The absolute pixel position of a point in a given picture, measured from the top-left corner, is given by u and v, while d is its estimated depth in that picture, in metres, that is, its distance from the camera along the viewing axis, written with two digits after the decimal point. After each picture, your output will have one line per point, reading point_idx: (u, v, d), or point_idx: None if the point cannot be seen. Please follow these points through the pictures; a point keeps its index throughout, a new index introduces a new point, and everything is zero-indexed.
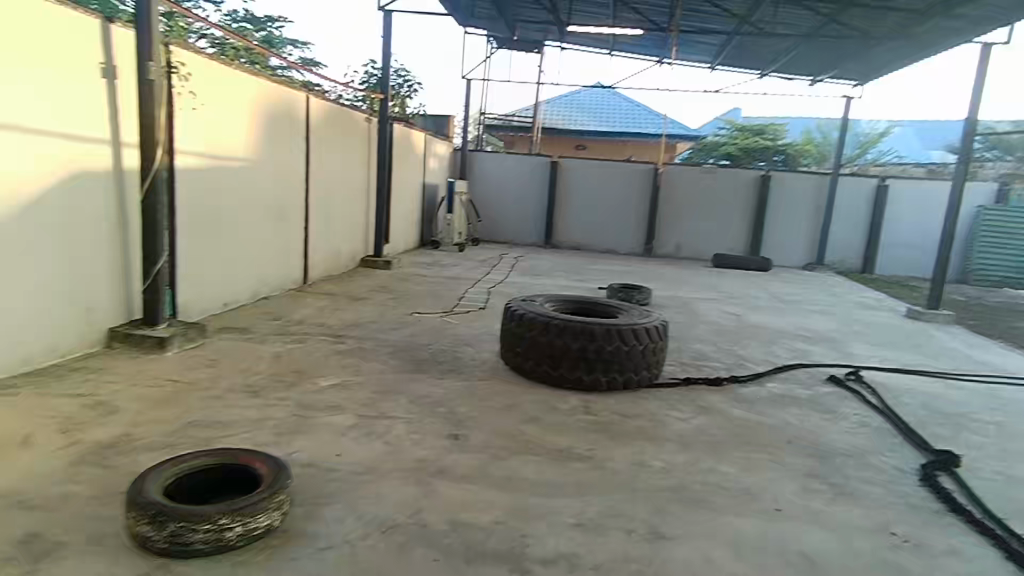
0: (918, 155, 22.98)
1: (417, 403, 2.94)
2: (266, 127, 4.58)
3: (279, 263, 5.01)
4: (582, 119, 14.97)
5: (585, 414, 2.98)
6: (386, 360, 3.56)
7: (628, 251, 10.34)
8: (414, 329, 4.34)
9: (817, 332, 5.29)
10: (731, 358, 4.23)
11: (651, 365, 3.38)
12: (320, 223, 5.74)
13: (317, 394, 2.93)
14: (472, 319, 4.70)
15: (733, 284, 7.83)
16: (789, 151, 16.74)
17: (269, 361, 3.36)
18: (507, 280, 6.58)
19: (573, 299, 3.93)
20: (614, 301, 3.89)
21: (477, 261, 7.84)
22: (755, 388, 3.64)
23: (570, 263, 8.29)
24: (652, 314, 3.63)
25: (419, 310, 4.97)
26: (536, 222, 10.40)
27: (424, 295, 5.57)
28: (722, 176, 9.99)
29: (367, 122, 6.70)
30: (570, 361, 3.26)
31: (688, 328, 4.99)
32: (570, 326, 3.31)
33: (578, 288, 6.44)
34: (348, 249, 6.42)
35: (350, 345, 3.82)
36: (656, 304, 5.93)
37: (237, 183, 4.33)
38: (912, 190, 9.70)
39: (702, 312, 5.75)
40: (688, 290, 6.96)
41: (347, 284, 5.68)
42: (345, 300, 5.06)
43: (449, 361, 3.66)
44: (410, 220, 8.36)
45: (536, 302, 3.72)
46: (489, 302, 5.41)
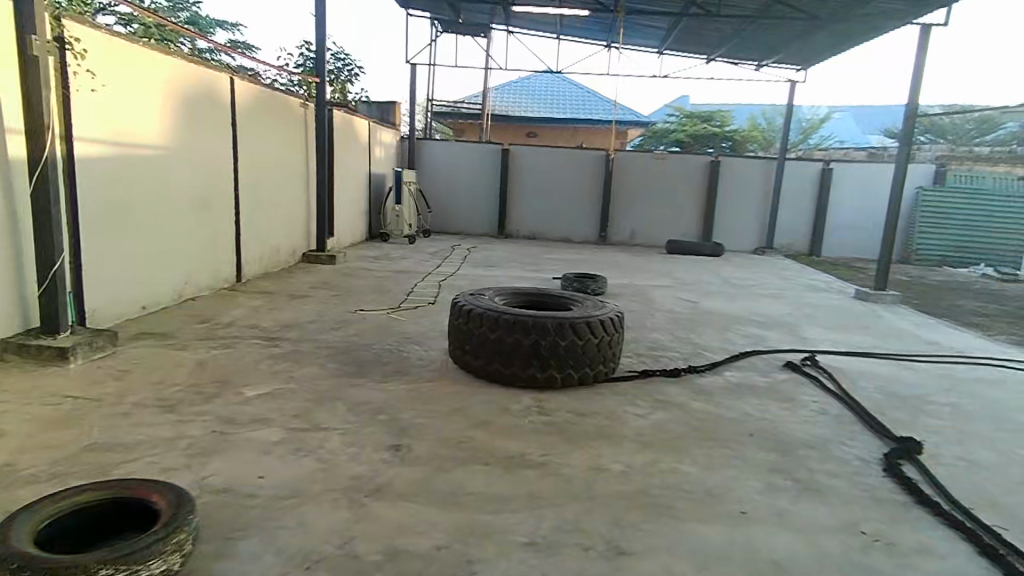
0: (857, 139, 23.72)
1: (355, 411, 2.68)
2: (180, 112, 4.22)
3: (207, 261, 4.64)
4: (532, 105, 14.76)
5: (538, 415, 2.79)
6: (323, 364, 3.28)
7: (582, 239, 10.22)
8: (356, 328, 4.06)
9: (772, 317, 5.26)
10: (688, 347, 4.12)
11: (607, 359, 3.22)
12: (255, 216, 5.37)
13: (242, 406, 2.64)
14: (420, 315, 4.45)
15: (687, 270, 7.80)
16: (736, 137, 16.96)
17: (189, 370, 3.04)
18: (458, 272, 6.34)
19: (524, 290, 3.72)
20: (567, 291, 3.71)
21: (427, 253, 7.56)
22: (714, 378, 3.52)
23: (523, 253, 8.10)
24: (607, 304, 3.46)
25: (364, 307, 4.68)
26: (489, 212, 10.16)
27: (370, 290, 5.27)
28: (673, 161, 9.96)
29: (304, 108, 6.33)
30: (521, 359, 3.06)
31: (643, 317, 4.87)
32: (521, 321, 3.10)
33: (531, 278, 6.25)
34: (289, 244, 6.06)
35: (284, 348, 3.51)
36: (611, 292, 5.80)
37: (150, 173, 3.97)
38: (855, 173, 9.89)
39: (658, 299, 5.64)
40: (643, 278, 6.86)
41: (287, 281, 5.33)
42: (283, 299, 4.73)
43: (393, 362, 3.40)
44: (356, 211, 7.99)
45: (484, 295, 3.50)
46: (438, 296, 5.16)
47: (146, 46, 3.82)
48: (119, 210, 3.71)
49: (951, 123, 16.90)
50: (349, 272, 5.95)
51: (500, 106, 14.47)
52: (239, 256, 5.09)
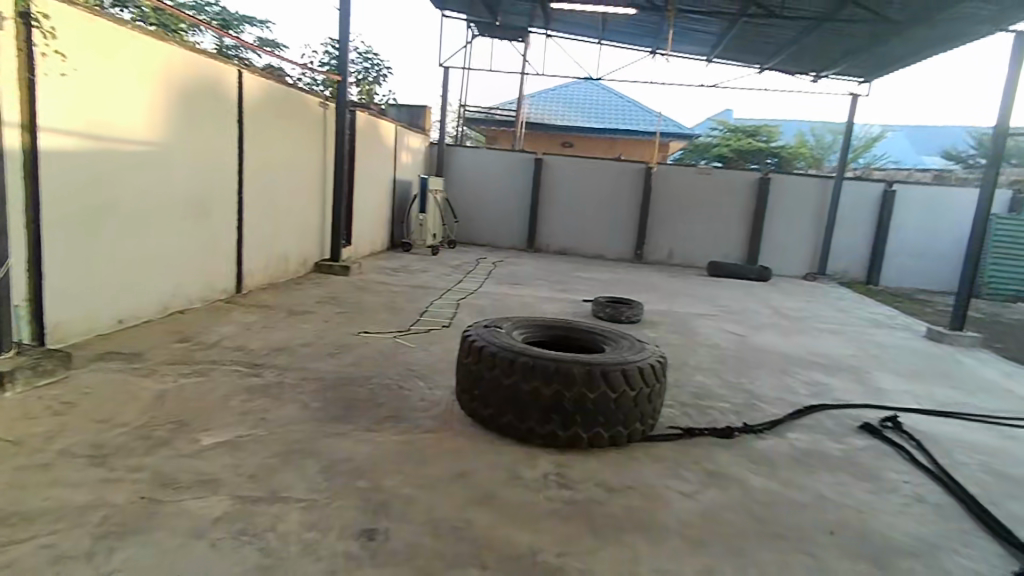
0: (913, 160, 22.49)
1: (328, 473, 2.15)
2: (175, 105, 3.80)
3: (200, 271, 4.19)
4: (570, 114, 14.22)
5: (557, 489, 2.22)
6: (308, 403, 2.77)
7: (617, 256, 9.60)
8: (356, 355, 3.55)
9: (835, 360, 4.57)
10: (740, 397, 3.48)
11: (645, 417, 2.63)
12: (261, 223, 4.92)
13: (191, 462, 2.14)
14: (431, 342, 3.93)
15: (731, 296, 7.12)
16: (783, 154, 16.11)
17: (145, 406, 2.56)
18: (481, 290, 5.81)
19: (547, 322, 3.17)
20: (600, 326, 3.13)
21: (450, 266, 7.05)
22: (775, 441, 2.90)
23: (553, 270, 7.53)
24: (648, 346, 2.87)
25: (370, 328, 4.18)
26: (519, 224, 9.64)
27: (381, 308, 4.78)
28: (718, 177, 9.28)
29: (323, 108, 5.92)
30: (540, 413, 2.50)
31: (685, 354, 4.25)
32: (542, 366, 2.54)
33: (559, 300, 5.68)
34: (300, 253, 5.60)
35: (264, 379, 3.02)
36: (648, 321, 5.18)
37: (137, 172, 3.54)
38: (921, 197, 9.05)
39: (700, 331, 5.01)
40: (682, 304, 6.21)
41: (291, 294, 4.87)
42: (282, 314, 4.25)
43: (390, 402, 2.88)
44: (378, 219, 7.56)
45: (500, 327, 2.95)
46: (455, 318, 4.63)
47: (134, 29, 3.39)
48: (95, 213, 3.27)
49: (1018, 145, 15.76)
50: (362, 286, 5.48)
51: (535, 114, 13.96)
52: (239, 267, 4.64)
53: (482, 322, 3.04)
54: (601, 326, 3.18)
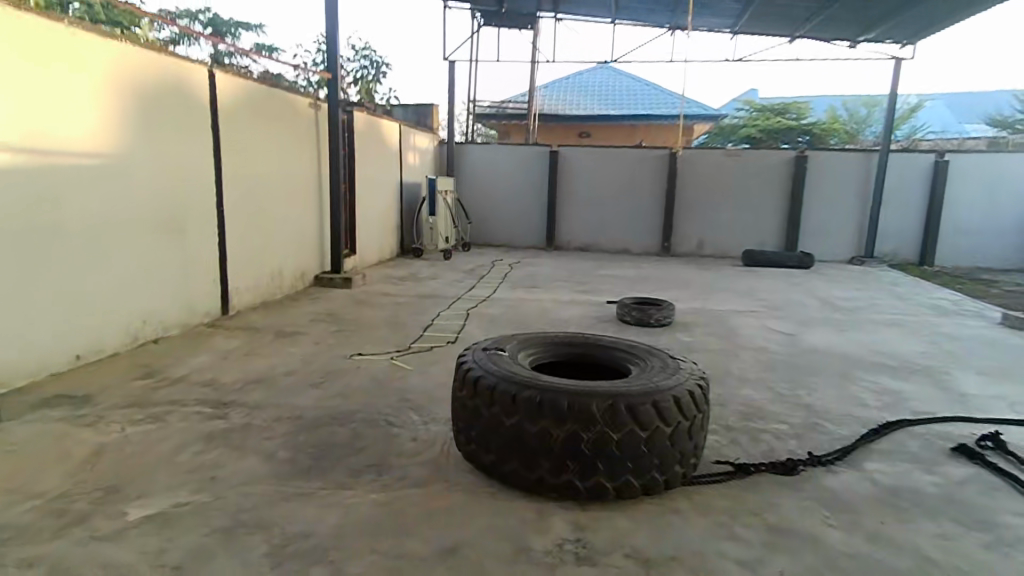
0: (955, 128, 21.21)
1: (277, 556, 1.68)
2: (131, 110, 3.36)
3: (175, 294, 3.78)
4: (586, 102, 13.65)
5: (576, 566, 1.70)
6: (273, 451, 2.30)
7: (643, 250, 9.00)
8: (343, 383, 3.08)
9: (904, 360, 3.94)
10: (798, 416, 2.90)
11: (685, 457, 2.09)
12: (248, 236, 4.51)
13: (105, 548, 1.69)
14: (432, 363, 3.44)
15: (771, 288, 6.49)
16: (815, 130, 15.25)
17: (74, 467, 2.13)
18: (494, 296, 5.31)
19: (558, 339, 2.66)
20: (623, 342, 2.60)
21: (463, 271, 6.57)
22: (850, 476, 2.33)
23: (574, 269, 6.99)
24: (683, 366, 2.33)
25: (365, 348, 3.72)
26: (537, 221, 9.11)
27: (382, 323, 4.31)
28: (749, 158, 8.62)
29: (315, 108, 5.48)
30: (552, 460, 1.98)
31: (727, 362, 3.67)
32: (551, 400, 2.01)
33: (580, 303, 5.14)
34: (297, 266, 5.18)
35: (228, 422, 2.56)
36: (681, 323, 4.61)
37: (89, 187, 3.12)
38: (977, 167, 8.25)
39: (740, 332, 4.42)
40: (717, 300, 5.62)
41: (285, 311, 4.44)
42: (269, 337, 3.82)
43: (374, 446, 2.39)
44: (385, 224, 7.12)
45: (502, 349, 2.43)
46: (463, 331, 4.14)
47: (72, 25, 2.95)
48: (39, 236, 2.85)
49: None
50: (365, 298, 5.03)
51: (550, 105, 13.42)
52: (225, 285, 4.22)
53: (479, 343, 2.53)
54: (623, 341, 2.65)
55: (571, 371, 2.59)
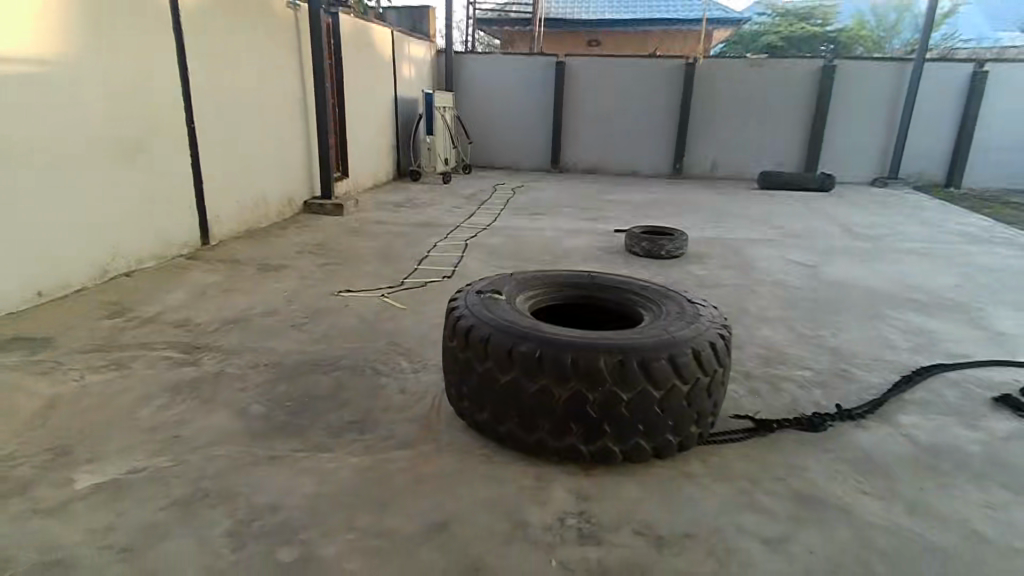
0: (989, 35, 19.89)
1: (239, 536, 1.48)
2: (73, 10, 2.93)
3: (146, 224, 3.48)
4: (596, 7, 12.67)
5: (578, 547, 1.50)
6: (245, 405, 2.08)
7: (654, 171, 8.54)
8: (329, 324, 2.83)
9: (935, 295, 3.66)
10: (824, 361, 2.66)
11: (703, 416, 1.86)
12: (227, 159, 4.14)
13: (45, 525, 1.50)
14: (425, 301, 3.18)
15: (789, 213, 6.11)
16: (841, 39, 14.24)
17: (22, 424, 1.92)
18: (495, 224, 4.99)
19: (561, 279, 2.37)
20: (634, 283, 2.32)
21: (462, 196, 6.21)
22: (884, 432, 2.10)
23: (581, 193, 6.61)
24: (703, 312, 2.06)
25: (354, 282, 3.45)
26: (542, 141, 8.60)
27: (374, 255, 4.03)
28: (772, 70, 7.98)
29: (296, 12, 4.94)
30: (553, 422, 1.75)
31: (745, 299, 3.40)
32: (553, 356, 1.74)
33: (586, 232, 4.82)
34: (285, 192, 4.84)
35: (199, 369, 2.33)
36: (694, 254, 4.30)
37: (32, 102, 2.75)
38: (1017, 79, 7.63)
39: (758, 264, 4.12)
40: (732, 227, 5.27)
41: (270, 241, 4.15)
42: (251, 270, 3.55)
43: (357, 398, 2.16)
44: (380, 144, 6.68)
45: (498, 293, 2.16)
46: (460, 263, 3.86)
47: None
48: None
49: None
50: (357, 226, 4.71)
51: (557, 11, 12.46)
52: (203, 213, 3.90)
53: (472, 285, 2.25)
54: (634, 281, 2.37)
55: (576, 315, 2.33)
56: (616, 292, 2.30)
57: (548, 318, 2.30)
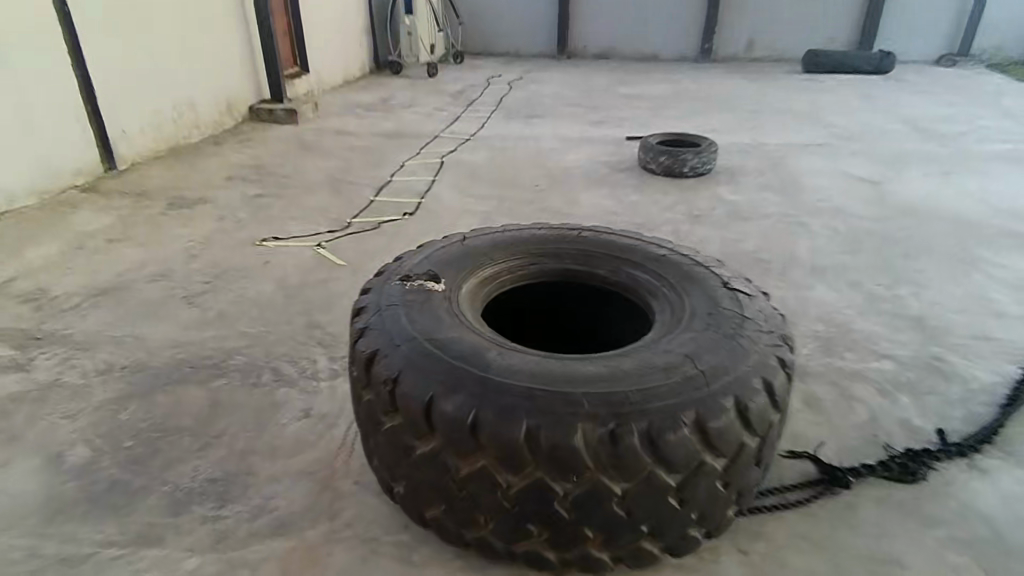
0: None
1: None
2: None
3: (10, 149, 2.66)
4: None
5: None
6: (65, 450, 1.42)
7: (677, 54, 7.32)
8: (233, 292, 2.10)
9: None
10: (908, 343, 1.91)
11: (744, 493, 1.16)
12: (130, 57, 3.21)
13: None
14: (372, 253, 2.41)
15: (841, 105, 5.07)
16: None
17: None
18: (481, 131, 4.08)
19: (535, 245, 1.61)
20: (641, 255, 1.55)
21: (447, 94, 5.23)
22: (1012, 481, 1.40)
23: (590, 86, 5.57)
24: (749, 313, 1.30)
25: (286, 222, 2.68)
26: (546, 20, 7.34)
27: (322, 178, 3.20)
28: None
29: None
30: (498, 520, 1.07)
31: (794, 241, 2.57)
32: (496, 422, 1.02)
33: (591, 141, 3.91)
34: (222, 95, 3.90)
35: (25, 378, 1.65)
36: (727, 171, 3.42)
37: None
38: None
39: (808, 184, 3.23)
40: (770, 128, 4.30)
41: (195, 164, 3.32)
42: (157, 206, 2.77)
43: (232, 433, 1.48)
44: (349, 30, 5.58)
45: (435, 280, 1.41)
46: (428, 191, 3.03)
47: None
48: None
49: None
50: (311, 138, 3.84)
51: None
52: (102, 128, 3.03)
53: (398, 266, 1.51)
54: (642, 247, 1.60)
55: (556, 296, 1.59)
56: (614, 266, 1.55)
57: (514, 304, 1.57)
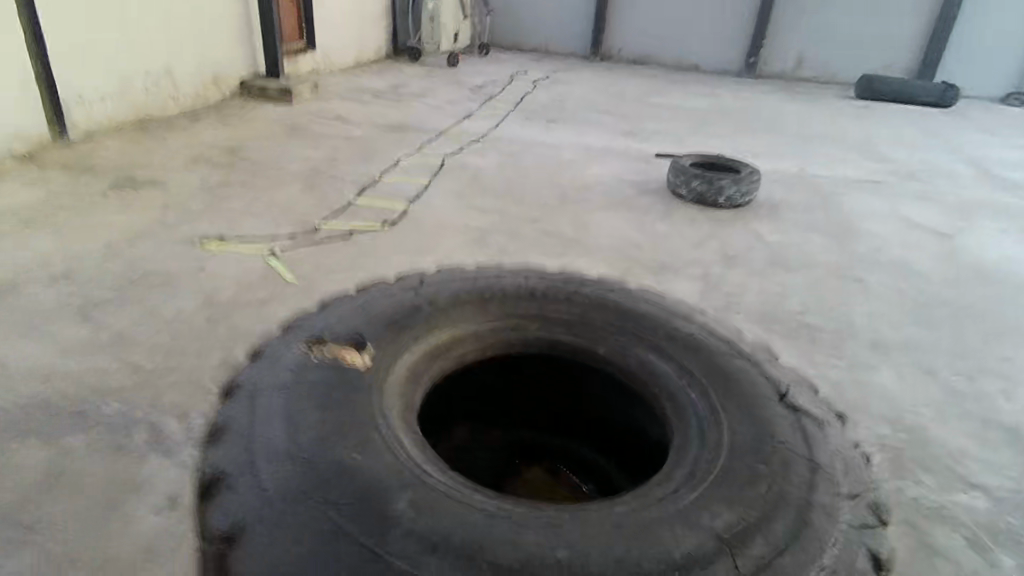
0: None
1: None
2: None
3: None
4: None
5: None
6: None
7: (717, 67, 6.83)
8: (144, 305, 1.68)
9: None
10: (1004, 467, 1.44)
11: None
12: (99, 12, 2.80)
13: None
14: (332, 268, 1.97)
15: (898, 138, 4.55)
16: None
17: None
18: (493, 132, 3.64)
19: (515, 302, 1.17)
20: (662, 334, 1.11)
21: (465, 87, 4.79)
22: None
23: (621, 94, 5.10)
24: (820, 463, 0.86)
25: (241, 216, 2.25)
26: (582, 18, 6.88)
27: (300, 168, 2.77)
28: None
29: None
30: None
31: (850, 303, 2.10)
32: None
33: (615, 154, 3.45)
34: (208, 66, 3.50)
35: None
36: (768, 203, 2.94)
37: None
38: None
39: (864, 229, 2.75)
40: (819, 156, 3.81)
41: (162, 139, 2.92)
42: (97, 186, 2.36)
43: (59, 527, 1.05)
44: (367, 8, 5.16)
45: (357, 349, 0.98)
46: (418, 195, 2.59)
47: None
48: None
49: None
50: (301, 121, 3.42)
51: None
52: (52, 88, 2.63)
53: (313, 320, 1.08)
54: (662, 318, 1.16)
55: (534, 372, 1.14)
56: (621, 343, 1.10)
57: (476, 382, 1.12)
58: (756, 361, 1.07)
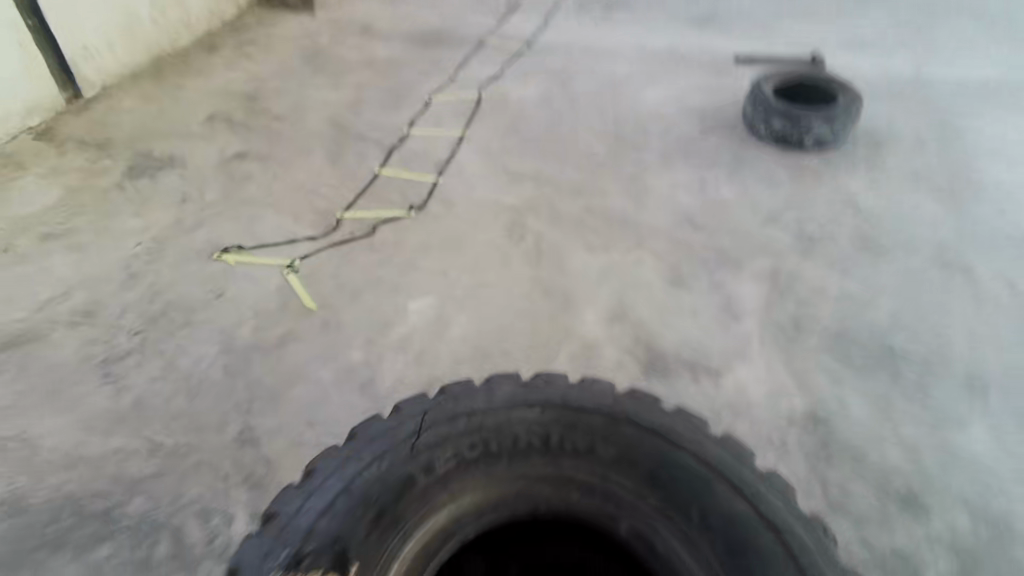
0: None
1: None
2: None
3: None
4: None
5: None
6: None
7: None
8: (165, 355, 1.64)
9: None
10: None
11: None
12: None
13: None
14: (352, 286, 1.82)
15: None
16: None
17: None
18: (542, 36, 3.11)
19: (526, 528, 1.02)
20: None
21: None
22: None
23: None
24: None
25: (258, 207, 2.09)
26: None
27: (321, 121, 2.50)
28: None
29: None
30: None
31: (953, 313, 1.77)
32: None
33: (683, 65, 2.89)
34: None
35: None
36: (870, 137, 2.43)
37: None
38: None
39: (988, 177, 2.24)
40: (950, 33, 3.02)
41: (178, 87, 2.68)
42: (115, 170, 2.24)
43: None
44: None
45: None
46: (449, 158, 2.30)
47: None
48: None
49: None
50: (324, 41, 3.04)
51: None
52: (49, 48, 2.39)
53: (294, 508, 1.02)
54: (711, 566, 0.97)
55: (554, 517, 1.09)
56: (643, 518, 1.03)
57: (488, 532, 1.08)
58: (793, 537, 0.98)
